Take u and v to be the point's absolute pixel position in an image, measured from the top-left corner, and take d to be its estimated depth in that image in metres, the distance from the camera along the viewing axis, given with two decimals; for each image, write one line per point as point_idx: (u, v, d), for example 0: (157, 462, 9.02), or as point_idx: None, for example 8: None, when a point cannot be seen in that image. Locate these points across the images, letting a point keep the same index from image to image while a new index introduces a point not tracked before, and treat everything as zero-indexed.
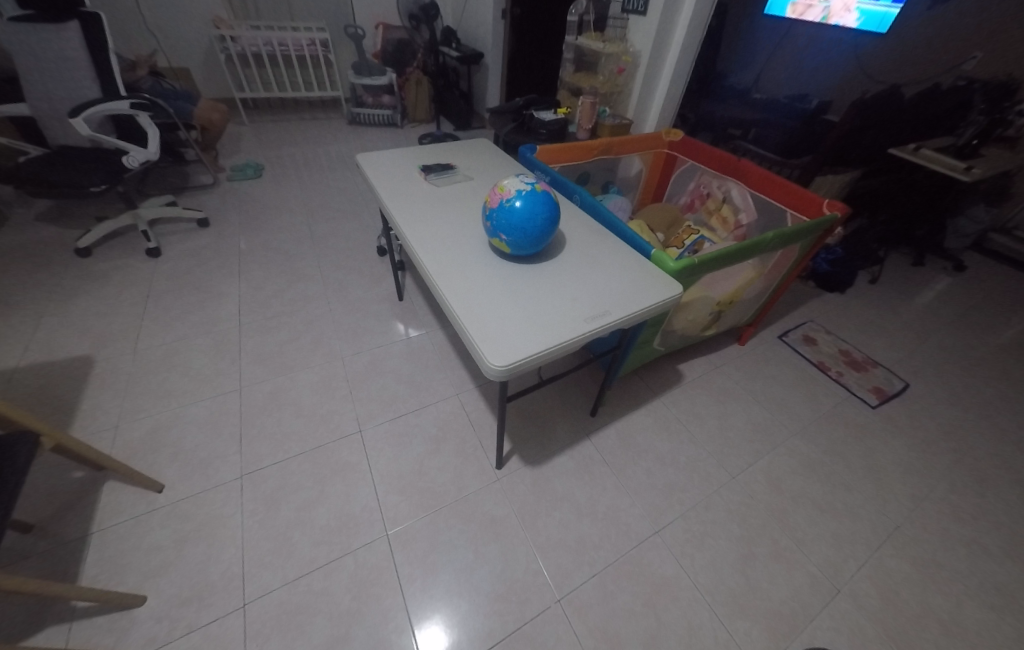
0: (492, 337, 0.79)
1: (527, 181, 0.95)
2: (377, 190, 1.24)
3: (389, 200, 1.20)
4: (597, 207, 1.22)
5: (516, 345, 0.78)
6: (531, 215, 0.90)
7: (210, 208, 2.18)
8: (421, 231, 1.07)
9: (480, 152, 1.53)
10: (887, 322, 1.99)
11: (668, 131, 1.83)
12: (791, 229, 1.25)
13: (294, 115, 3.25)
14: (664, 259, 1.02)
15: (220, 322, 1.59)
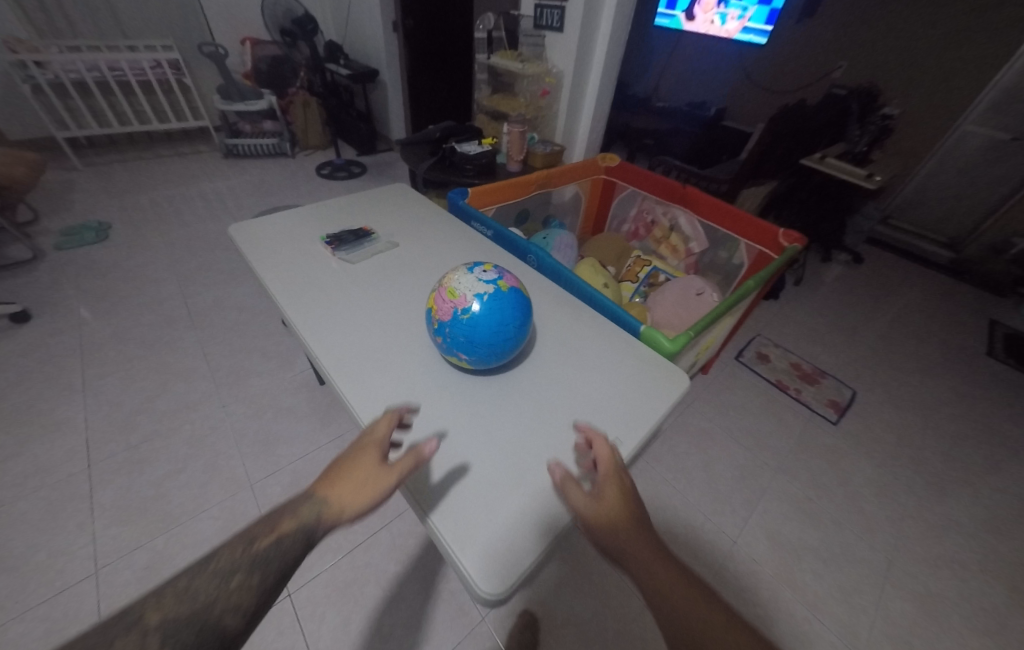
0: (478, 539, 0.53)
1: (486, 276, 0.71)
2: (265, 282, 0.91)
3: (284, 297, 0.87)
4: (562, 272, 1.05)
5: (514, 543, 0.53)
6: (500, 325, 0.67)
7: (31, 293, 1.61)
8: (339, 345, 0.78)
9: (402, 205, 1.25)
10: (819, 322, 2.09)
11: (603, 157, 1.71)
12: (765, 270, 1.14)
13: (147, 153, 2.63)
14: (658, 336, 0.85)
15: (60, 467, 1.15)
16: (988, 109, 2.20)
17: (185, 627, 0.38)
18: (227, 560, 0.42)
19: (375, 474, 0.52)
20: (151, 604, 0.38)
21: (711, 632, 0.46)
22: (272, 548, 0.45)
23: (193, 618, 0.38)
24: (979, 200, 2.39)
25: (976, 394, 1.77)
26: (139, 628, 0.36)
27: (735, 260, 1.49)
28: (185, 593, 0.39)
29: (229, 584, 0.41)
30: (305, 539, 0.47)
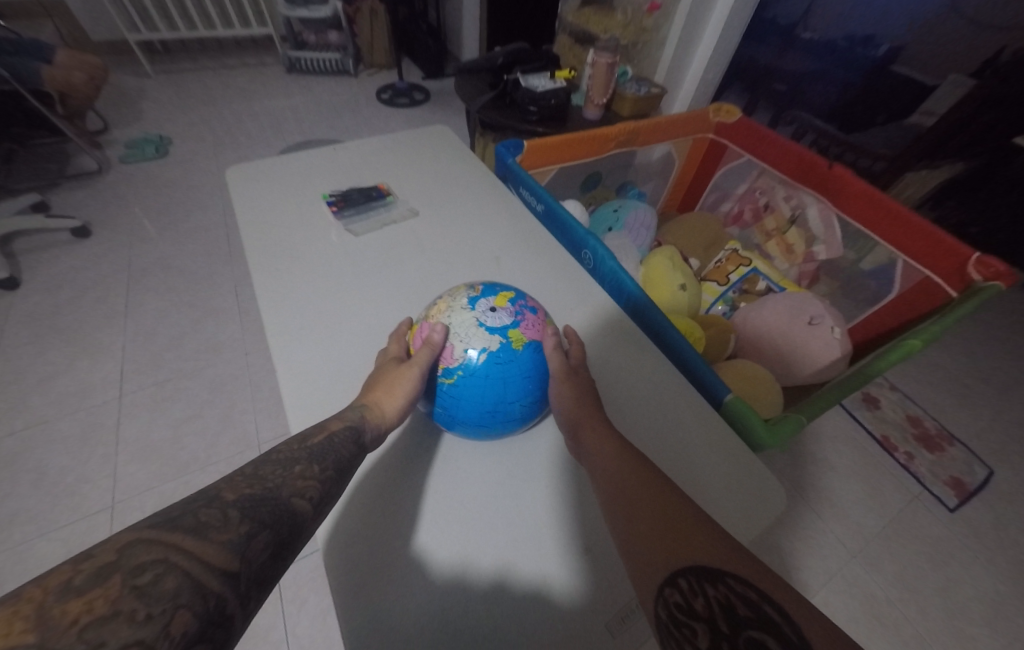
0: None
1: (495, 329, 0.58)
2: (247, 250, 0.78)
3: (263, 274, 0.75)
4: (622, 282, 0.82)
5: None
6: (499, 395, 0.56)
7: (93, 208, 1.65)
8: (306, 349, 0.65)
9: (431, 160, 1.05)
10: (959, 360, 1.61)
11: (718, 108, 1.28)
12: (941, 323, 0.78)
13: (215, 62, 2.54)
14: (750, 419, 0.65)
15: (97, 392, 1.20)
16: None
17: (266, 502, 0.29)
18: (285, 453, 0.35)
19: (400, 370, 0.54)
20: (222, 484, 0.29)
21: (648, 496, 0.41)
22: (327, 446, 0.39)
23: (272, 495, 0.30)
24: None
25: None
26: (215, 498, 0.27)
27: (865, 265, 1.10)
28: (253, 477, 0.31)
29: (298, 477, 0.33)
30: (355, 437, 0.43)
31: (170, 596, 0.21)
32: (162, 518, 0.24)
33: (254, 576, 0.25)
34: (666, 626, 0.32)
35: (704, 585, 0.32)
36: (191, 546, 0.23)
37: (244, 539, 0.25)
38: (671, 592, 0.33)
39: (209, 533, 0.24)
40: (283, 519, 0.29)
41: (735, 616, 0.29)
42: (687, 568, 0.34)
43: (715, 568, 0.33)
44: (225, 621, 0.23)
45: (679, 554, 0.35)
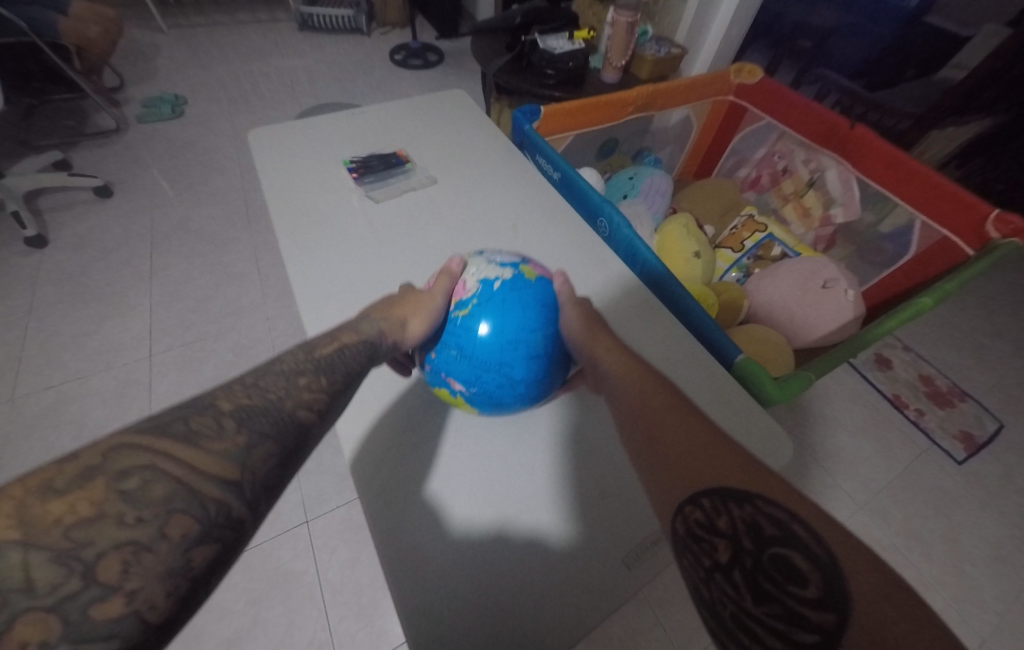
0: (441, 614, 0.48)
1: (504, 262, 0.61)
2: (273, 212, 0.80)
3: (288, 235, 0.76)
4: (637, 248, 0.83)
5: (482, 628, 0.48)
6: (521, 321, 0.57)
7: (114, 171, 1.67)
8: (334, 309, 0.67)
9: (448, 125, 1.04)
10: (982, 331, 1.59)
11: (739, 68, 1.23)
12: (953, 280, 0.78)
13: (227, 18, 2.48)
14: (761, 377, 0.66)
15: (127, 351, 1.24)
16: None
17: (265, 414, 0.31)
18: (292, 364, 0.36)
19: (420, 298, 0.55)
20: (220, 395, 0.31)
21: (670, 421, 0.40)
22: (338, 356, 0.40)
23: (274, 407, 0.31)
24: None
25: None
26: (211, 410, 0.29)
27: (883, 228, 1.09)
28: (252, 387, 0.33)
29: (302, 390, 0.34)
30: (370, 352, 0.44)
31: (162, 502, 0.23)
32: (157, 428, 0.26)
33: (258, 484, 0.28)
34: (683, 541, 0.31)
35: (730, 505, 0.31)
36: (186, 456, 0.26)
37: (240, 452, 0.27)
38: (692, 509, 0.32)
39: (202, 441, 0.27)
40: (284, 431, 0.31)
41: (758, 532, 0.29)
42: (711, 488, 0.32)
43: (741, 489, 0.31)
44: (231, 523, 0.25)
45: (700, 474, 0.34)
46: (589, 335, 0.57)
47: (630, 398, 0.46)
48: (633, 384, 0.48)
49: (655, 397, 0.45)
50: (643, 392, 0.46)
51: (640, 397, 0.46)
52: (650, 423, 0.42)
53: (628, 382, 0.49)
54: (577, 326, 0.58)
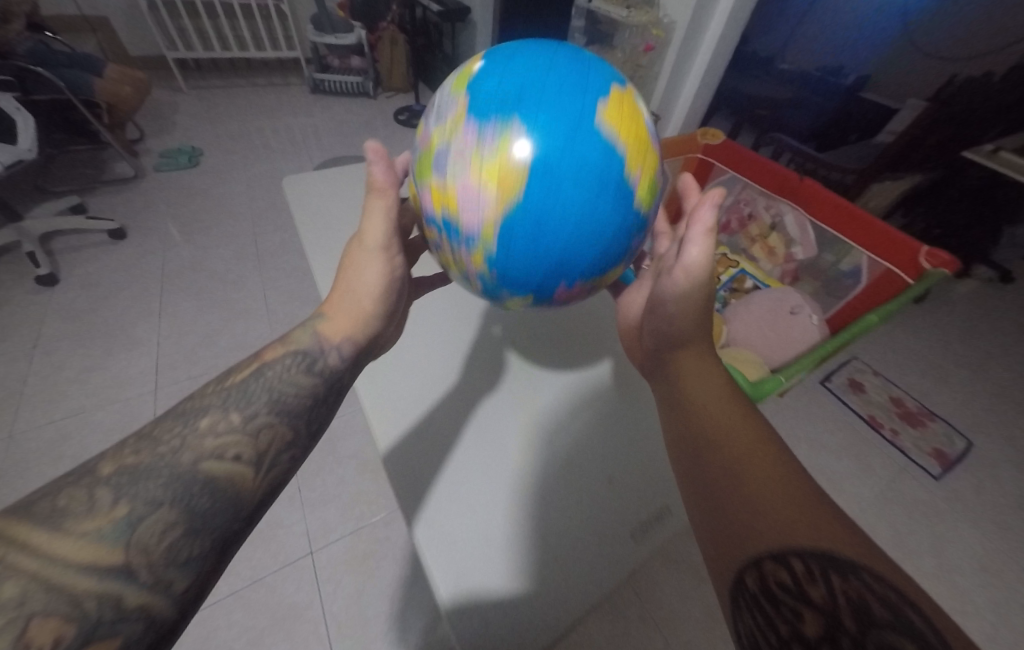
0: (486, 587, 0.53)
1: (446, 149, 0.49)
2: (305, 245, 0.86)
3: (319, 263, 0.82)
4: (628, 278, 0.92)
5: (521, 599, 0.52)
6: (593, 214, 0.46)
7: (129, 215, 1.75)
8: None
9: None
10: (941, 357, 1.74)
11: (704, 131, 1.41)
12: (893, 302, 0.90)
13: (243, 82, 2.72)
14: (737, 377, 0.73)
15: (131, 385, 1.25)
16: None
17: (151, 477, 0.35)
18: (191, 410, 0.42)
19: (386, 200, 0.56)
20: (106, 460, 0.36)
21: (753, 463, 0.39)
22: (262, 389, 0.46)
23: (168, 470, 0.36)
24: None
25: None
26: (93, 478, 0.34)
27: (842, 266, 1.23)
28: (148, 444, 0.38)
29: (210, 441, 0.40)
30: (307, 366, 0.49)
31: (16, 604, 0.27)
32: (25, 509, 0.31)
33: (151, 559, 0.32)
34: (760, 599, 0.32)
35: (831, 577, 0.30)
36: (49, 546, 0.29)
37: (116, 528, 0.32)
38: (778, 569, 0.32)
39: (71, 523, 0.31)
40: (186, 496, 0.35)
41: (864, 612, 0.28)
42: (806, 551, 0.32)
43: (845, 560, 0.31)
44: (126, 609, 0.30)
45: (788, 533, 0.33)
46: (681, 319, 0.57)
47: (714, 417, 0.45)
48: (727, 403, 0.47)
49: (747, 428, 0.43)
50: (735, 419, 0.45)
51: (719, 423, 0.45)
52: (726, 455, 0.41)
53: (720, 403, 0.47)
54: (671, 306, 0.58)
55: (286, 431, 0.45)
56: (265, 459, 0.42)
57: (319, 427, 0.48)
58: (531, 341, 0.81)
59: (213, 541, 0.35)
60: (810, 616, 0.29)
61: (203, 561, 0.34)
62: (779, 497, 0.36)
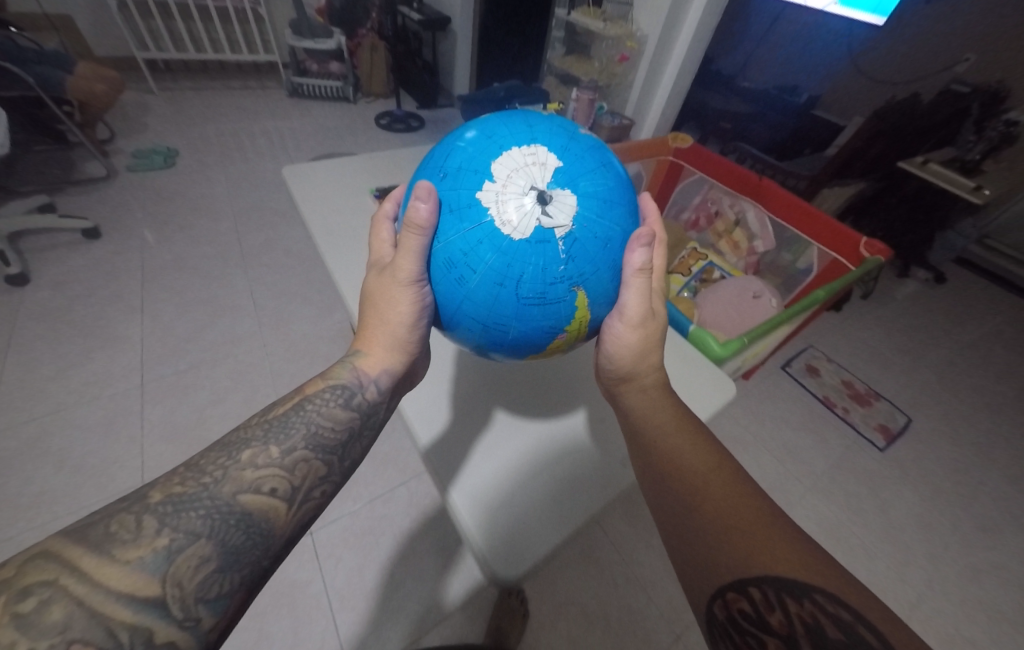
0: (486, 519, 0.55)
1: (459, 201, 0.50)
2: (312, 232, 0.92)
3: (328, 249, 0.89)
4: None
5: (518, 524, 0.55)
6: (579, 273, 0.48)
7: (103, 214, 1.72)
8: None
9: None
10: (882, 343, 1.95)
11: (674, 135, 1.54)
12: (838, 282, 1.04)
13: (217, 84, 2.70)
14: (707, 339, 0.82)
15: (116, 382, 1.23)
16: None
17: (194, 506, 0.35)
18: (240, 436, 0.41)
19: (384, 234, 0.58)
20: (156, 486, 0.36)
21: (709, 499, 0.45)
22: (302, 420, 0.44)
23: (212, 501, 0.36)
24: None
25: None
26: (143, 505, 0.34)
27: (800, 264, 1.38)
28: (194, 473, 0.37)
29: (250, 473, 0.39)
30: (345, 400, 0.48)
31: (59, 629, 0.27)
32: (78, 531, 0.31)
33: (182, 596, 0.32)
34: (725, 625, 0.39)
35: (786, 602, 0.36)
36: (97, 573, 0.30)
37: (155, 561, 0.31)
38: (741, 601, 0.38)
39: (117, 548, 0.31)
40: (224, 530, 0.35)
41: (817, 630, 0.34)
42: (763, 580, 0.38)
43: (794, 581, 0.37)
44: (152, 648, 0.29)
45: (747, 566, 0.39)
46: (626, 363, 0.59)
47: (674, 457, 0.50)
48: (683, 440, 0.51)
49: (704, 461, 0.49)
50: (693, 453, 0.50)
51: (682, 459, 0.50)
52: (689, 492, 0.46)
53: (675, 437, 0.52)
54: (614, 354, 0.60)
55: (320, 465, 0.43)
56: (299, 494, 0.40)
57: (353, 461, 0.46)
58: (518, 393, 0.71)
59: (242, 578, 0.35)
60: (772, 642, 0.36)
61: (231, 598, 0.34)
62: (738, 524, 0.42)
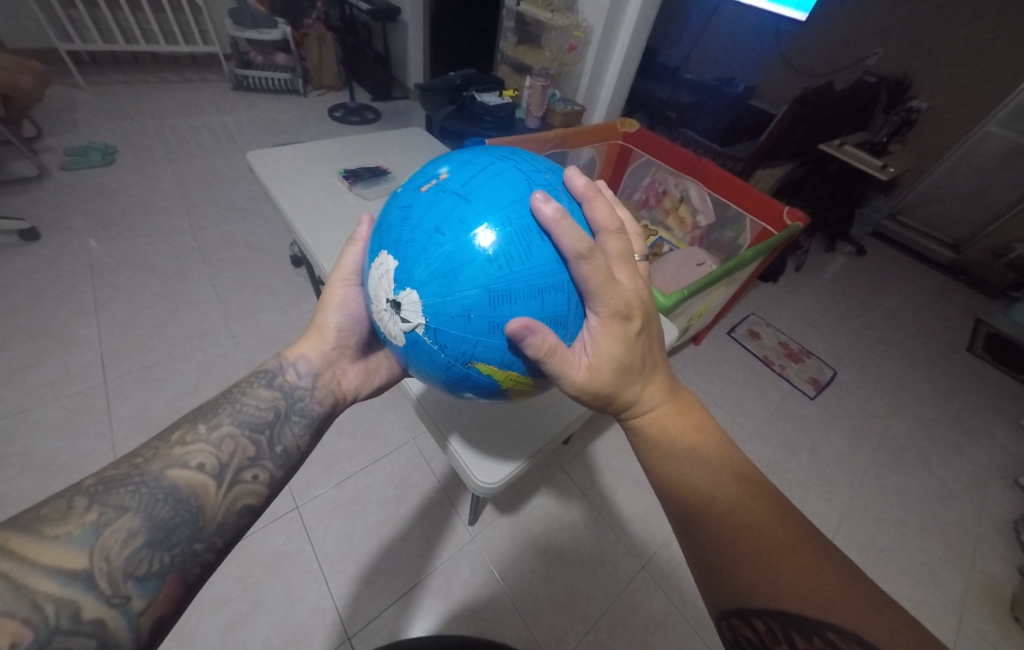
0: (472, 444, 0.70)
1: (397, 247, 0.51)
2: (285, 214, 0.97)
3: (304, 228, 0.94)
4: None
5: (497, 447, 0.70)
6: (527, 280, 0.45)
7: (39, 214, 1.63)
8: None
9: (413, 151, 1.30)
10: (811, 308, 2.18)
11: (622, 121, 1.67)
12: (763, 245, 1.18)
13: (154, 78, 2.57)
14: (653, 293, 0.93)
15: (76, 380, 1.20)
16: (1014, 111, 2.23)
17: (122, 487, 0.39)
18: (173, 427, 0.47)
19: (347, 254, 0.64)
20: (88, 471, 0.40)
21: (717, 524, 0.44)
22: (229, 407, 0.50)
23: (140, 483, 0.40)
24: (989, 201, 2.49)
25: (942, 385, 1.92)
26: (75, 489, 0.38)
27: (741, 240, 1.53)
28: (126, 459, 0.42)
29: (179, 455, 0.44)
30: (268, 382, 0.54)
31: None
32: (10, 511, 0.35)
33: (105, 570, 0.35)
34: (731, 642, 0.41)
35: (792, 635, 0.36)
36: (23, 548, 0.33)
37: (82, 537, 0.35)
38: (745, 629, 0.39)
39: (47, 526, 0.35)
40: (152, 506, 0.39)
41: None
42: (767, 612, 0.38)
43: (802, 616, 0.37)
44: (75, 621, 0.32)
45: (753, 598, 0.39)
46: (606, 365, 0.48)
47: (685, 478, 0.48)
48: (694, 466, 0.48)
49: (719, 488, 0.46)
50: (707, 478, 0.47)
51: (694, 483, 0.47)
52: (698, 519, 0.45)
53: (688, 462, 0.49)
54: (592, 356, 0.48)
55: (249, 445, 0.48)
56: (229, 473, 0.45)
57: (287, 448, 0.51)
58: (490, 411, 0.75)
59: (170, 557, 0.38)
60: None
61: (161, 580, 0.37)
62: (744, 555, 0.41)
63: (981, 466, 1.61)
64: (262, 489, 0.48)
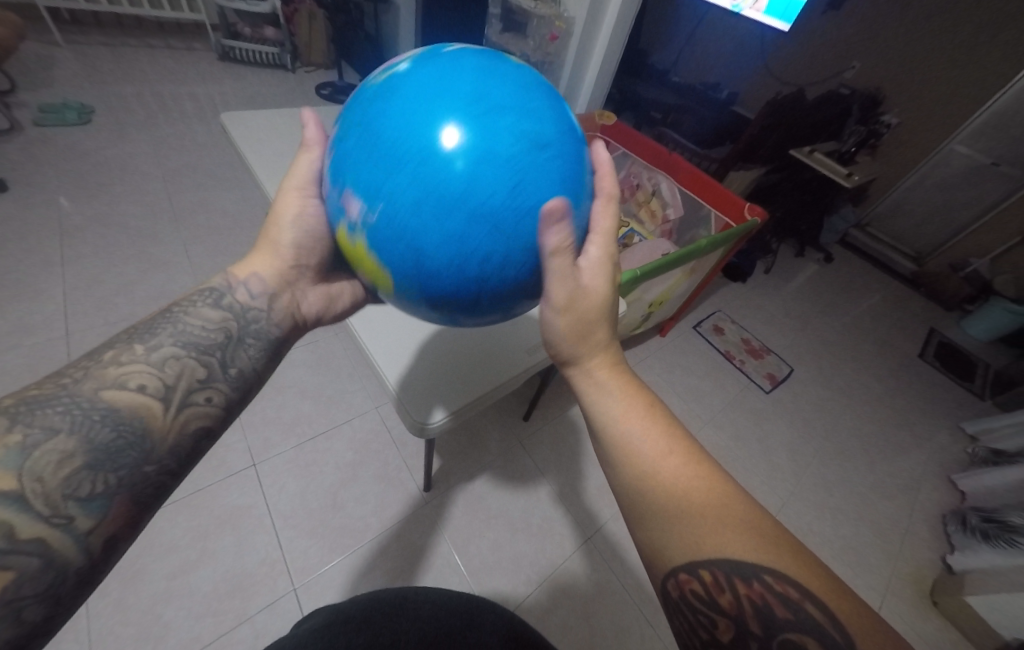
0: (412, 391, 0.75)
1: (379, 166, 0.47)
2: (255, 172, 0.99)
3: (273, 188, 0.97)
4: None
5: (436, 393, 0.76)
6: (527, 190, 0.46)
7: (7, 168, 1.60)
8: None
9: None
10: (776, 309, 2.27)
11: (600, 114, 1.71)
12: (721, 236, 1.24)
13: (136, 42, 2.53)
14: None
15: (36, 332, 1.20)
16: (976, 132, 2.34)
17: (53, 406, 0.38)
18: (104, 348, 0.44)
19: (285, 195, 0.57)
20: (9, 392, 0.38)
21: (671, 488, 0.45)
22: (169, 325, 0.49)
23: (74, 405, 0.38)
24: (949, 218, 2.61)
25: (891, 387, 2.02)
26: None
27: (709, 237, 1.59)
28: (54, 378, 0.40)
29: (115, 374, 0.42)
30: (216, 302, 0.52)
31: None
32: None
33: (47, 492, 0.34)
34: (678, 602, 0.42)
35: (738, 584, 0.39)
36: None
37: (12, 456, 0.34)
38: (692, 582, 0.41)
39: None
40: (87, 424, 0.38)
41: (765, 609, 0.37)
42: (715, 563, 0.40)
43: (748, 566, 0.39)
44: (31, 545, 0.32)
45: (702, 550, 0.41)
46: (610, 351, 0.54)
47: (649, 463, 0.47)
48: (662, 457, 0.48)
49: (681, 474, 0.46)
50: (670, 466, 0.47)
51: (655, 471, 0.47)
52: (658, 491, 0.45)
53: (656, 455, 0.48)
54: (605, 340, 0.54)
55: (197, 368, 0.47)
56: (174, 395, 0.44)
57: (240, 371, 0.50)
58: (455, 388, 0.78)
59: (117, 476, 0.38)
60: (723, 622, 0.40)
61: (108, 501, 0.37)
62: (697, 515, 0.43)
63: (917, 465, 1.70)
64: (216, 409, 0.47)
